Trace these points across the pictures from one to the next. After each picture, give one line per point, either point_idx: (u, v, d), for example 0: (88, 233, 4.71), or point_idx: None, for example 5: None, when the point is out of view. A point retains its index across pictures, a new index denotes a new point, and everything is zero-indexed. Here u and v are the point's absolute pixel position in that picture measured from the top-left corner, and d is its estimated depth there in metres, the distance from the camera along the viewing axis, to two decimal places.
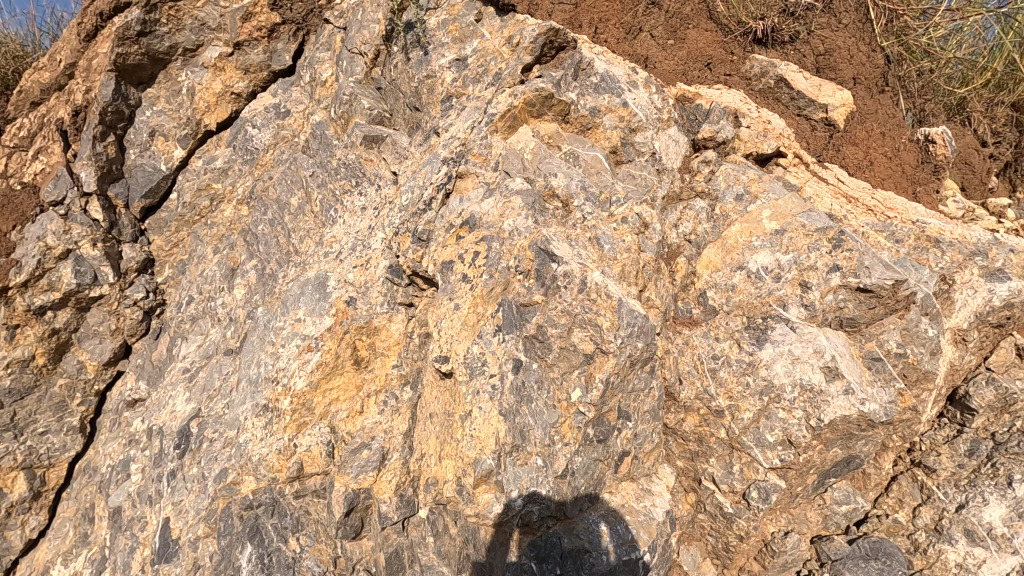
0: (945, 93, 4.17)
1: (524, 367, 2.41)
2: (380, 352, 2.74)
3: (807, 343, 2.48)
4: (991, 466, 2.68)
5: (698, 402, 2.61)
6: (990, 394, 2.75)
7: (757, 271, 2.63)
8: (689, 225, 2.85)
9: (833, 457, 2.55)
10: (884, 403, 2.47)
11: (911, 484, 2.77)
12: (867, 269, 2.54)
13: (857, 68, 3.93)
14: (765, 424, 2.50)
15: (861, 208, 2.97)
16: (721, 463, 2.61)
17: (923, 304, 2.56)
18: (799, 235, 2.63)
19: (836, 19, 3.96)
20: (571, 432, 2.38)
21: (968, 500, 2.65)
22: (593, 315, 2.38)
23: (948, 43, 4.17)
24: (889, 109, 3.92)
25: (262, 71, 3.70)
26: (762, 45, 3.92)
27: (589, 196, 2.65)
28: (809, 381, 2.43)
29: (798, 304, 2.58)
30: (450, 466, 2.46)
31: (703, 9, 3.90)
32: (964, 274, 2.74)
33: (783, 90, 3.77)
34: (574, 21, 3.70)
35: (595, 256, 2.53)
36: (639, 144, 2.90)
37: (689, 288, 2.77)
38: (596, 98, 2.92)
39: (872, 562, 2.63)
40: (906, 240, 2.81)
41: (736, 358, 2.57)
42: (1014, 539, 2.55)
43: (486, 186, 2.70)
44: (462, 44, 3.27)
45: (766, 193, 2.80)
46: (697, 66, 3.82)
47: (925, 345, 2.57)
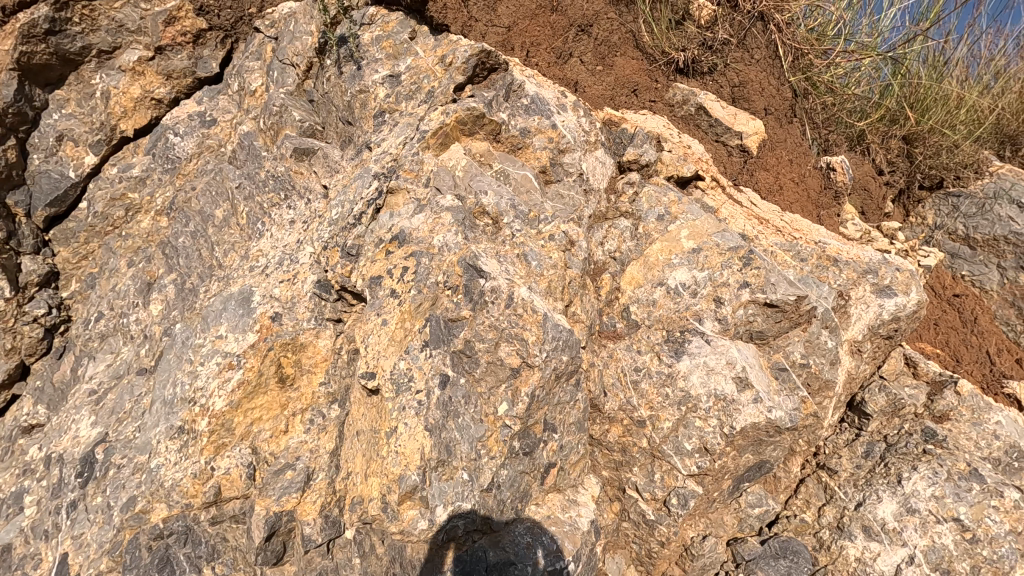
0: (847, 126, 4.62)
1: (452, 382, 2.42)
2: (306, 369, 2.66)
3: (720, 355, 2.65)
4: (884, 466, 2.94)
5: (621, 413, 2.70)
6: (882, 399, 3.05)
7: (676, 287, 2.78)
8: (614, 243, 2.97)
9: (745, 463, 2.70)
10: (789, 411, 2.65)
11: (816, 485, 2.99)
12: (773, 285, 2.74)
13: (768, 100, 4.26)
14: (683, 433, 2.62)
15: (771, 229, 3.21)
16: (643, 472, 2.71)
17: (823, 318, 2.80)
18: (713, 253, 2.82)
19: (749, 54, 4.28)
20: (497, 446, 2.40)
21: (864, 498, 2.87)
22: (519, 329, 2.43)
23: (849, 81, 4.56)
24: (797, 138, 4.29)
25: (185, 78, 3.56)
26: (683, 74, 4.19)
27: (518, 214, 2.73)
28: (722, 391, 2.59)
29: (712, 318, 2.74)
30: (375, 483, 2.40)
31: (630, 37, 4.11)
32: (858, 290, 3.00)
33: (702, 117, 4.02)
34: (506, 43, 3.79)
35: (523, 272, 2.60)
36: (567, 165, 3.03)
37: (613, 303, 2.87)
38: (526, 119, 3.03)
39: (781, 561, 2.81)
40: (809, 259, 3.07)
41: (656, 369, 2.69)
42: (904, 532, 2.76)
43: (417, 203, 2.72)
44: (396, 60, 3.29)
45: (684, 215, 2.98)
46: (625, 91, 4.01)
47: (824, 355, 2.81)
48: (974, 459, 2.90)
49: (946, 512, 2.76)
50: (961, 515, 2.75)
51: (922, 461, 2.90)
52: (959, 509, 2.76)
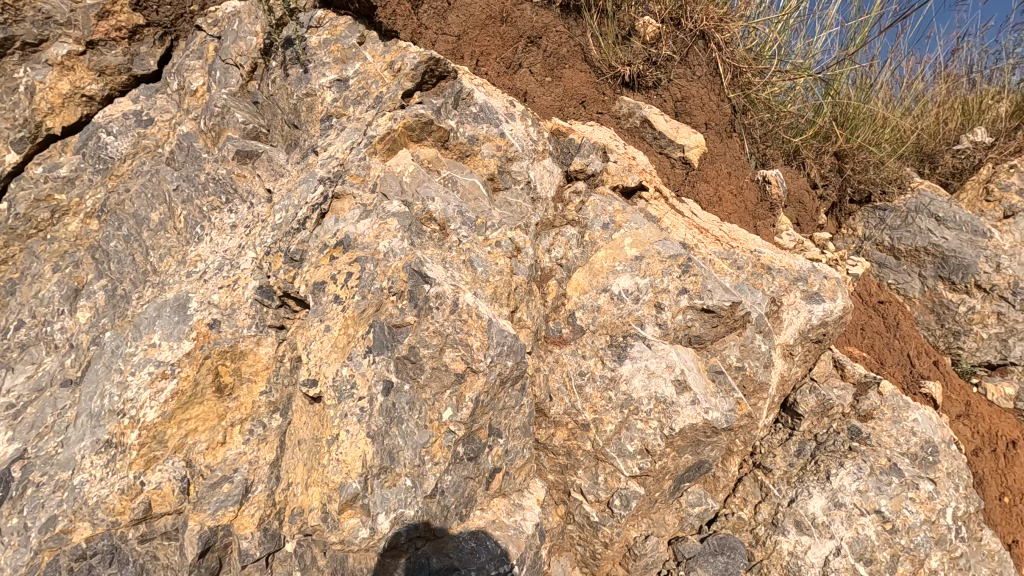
0: (783, 141, 4.88)
1: (395, 389, 2.39)
2: (247, 378, 2.59)
3: (661, 359, 2.74)
4: (814, 463, 3.10)
5: (566, 417, 2.74)
6: (812, 400, 3.25)
7: (619, 294, 2.86)
8: (561, 250, 3.04)
9: (684, 463, 2.79)
10: (725, 412, 2.76)
11: (752, 484, 3.12)
12: (710, 292, 2.85)
13: (709, 114, 4.46)
14: (626, 435, 2.69)
15: (710, 238, 3.36)
16: (588, 475, 2.75)
17: (756, 323, 2.93)
18: (654, 261, 2.92)
19: (691, 71, 4.47)
20: (441, 452, 2.40)
21: (797, 494, 3.01)
22: (464, 335, 2.44)
23: (787, 98, 4.82)
24: (735, 152, 4.51)
25: (120, 75, 3.39)
26: (629, 88, 4.34)
27: (465, 221, 2.74)
28: (662, 393, 2.68)
29: (654, 323, 2.83)
30: (316, 493, 2.35)
31: (578, 50, 4.22)
32: (789, 297, 3.17)
33: (647, 130, 4.18)
34: (456, 52, 3.82)
35: (468, 278, 2.62)
36: (515, 173, 3.07)
37: (559, 309, 2.93)
38: (475, 126, 3.06)
39: (720, 557, 2.90)
40: (745, 267, 3.22)
41: (600, 373, 2.75)
42: (831, 524, 2.92)
43: (363, 208, 2.71)
44: (344, 65, 3.26)
45: (628, 223, 3.08)
46: (573, 103, 4.11)
47: (759, 358, 2.93)
48: (894, 454, 3.10)
49: (869, 505, 2.94)
50: (882, 507, 2.93)
51: (848, 458, 3.07)
52: (880, 502, 2.94)
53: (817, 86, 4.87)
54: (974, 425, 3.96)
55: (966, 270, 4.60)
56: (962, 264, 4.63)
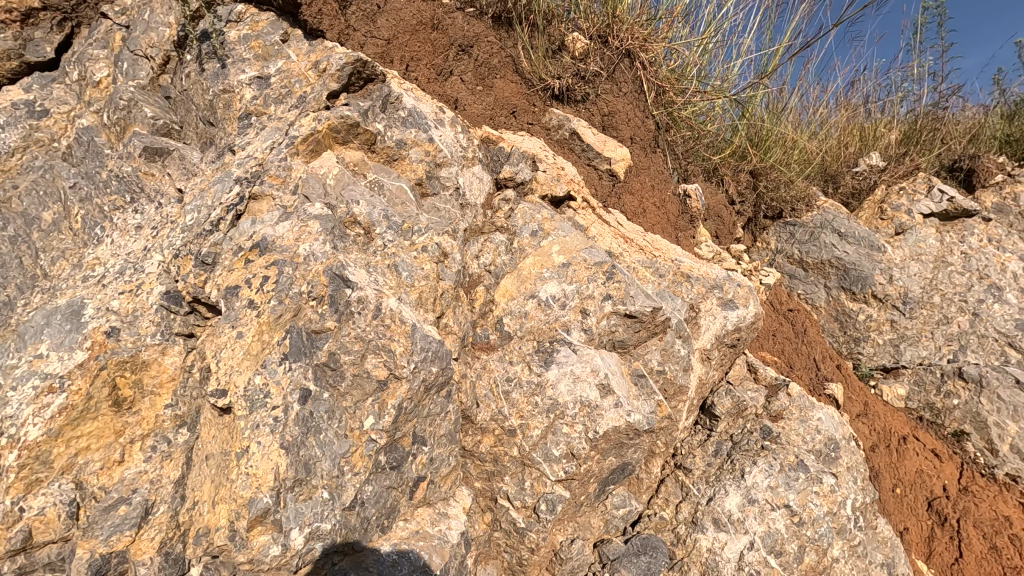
0: (703, 159, 5.20)
1: (313, 397, 2.29)
2: (149, 391, 2.39)
3: (586, 363, 2.79)
4: (730, 462, 3.25)
5: (493, 423, 2.73)
6: (728, 402, 3.42)
7: (547, 300, 2.90)
8: (489, 256, 3.05)
9: (609, 465, 2.85)
10: (647, 414, 2.84)
11: (674, 485, 3.22)
12: (632, 297, 2.95)
13: (634, 129, 4.65)
14: (552, 439, 2.71)
15: (635, 248, 3.50)
16: (514, 481, 2.74)
17: (676, 328, 3.06)
18: (581, 267, 2.99)
19: (617, 87, 4.64)
20: (361, 462, 2.32)
21: (714, 493, 3.14)
22: (387, 340, 2.38)
23: (707, 120, 5.19)
24: (658, 166, 4.73)
25: (9, 61, 3.03)
26: (558, 100, 4.45)
27: (391, 225, 2.69)
28: (587, 397, 2.73)
29: (579, 328, 2.89)
30: (222, 510, 2.19)
31: (509, 62, 4.29)
32: (706, 304, 3.34)
33: (575, 142, 4.31)
34: (385, 56, 3.77)
35: (393, 283, 2.57)
36: (444, 178, 3.06)
37: (487, 315, 2.93)
38: (403, 131, 3.04)
39: (642, 557, 2.96)
40: (667, 275, 3.37)
41: (526, 379, 2.77)
42: (746, 520, 3.04)
43: (282, 210, 2.60)
44: (266, 62, 3.14)
45: (556, 231, 3.14)
46: (504, 113, 4.16)
47: (678, 362, 3.06)
48: (801, 451, 3.31)
49: (779, 500, 3.11)
50: (790, 501, 3.11)
51: (760, 456, 3.24)
52: (788, 496, 3.12)
53: (733, 108, 5.17)
54: (871, 423, 4.30)
55: (864, 281, 5.02)
56: (861, 276, 5.04)
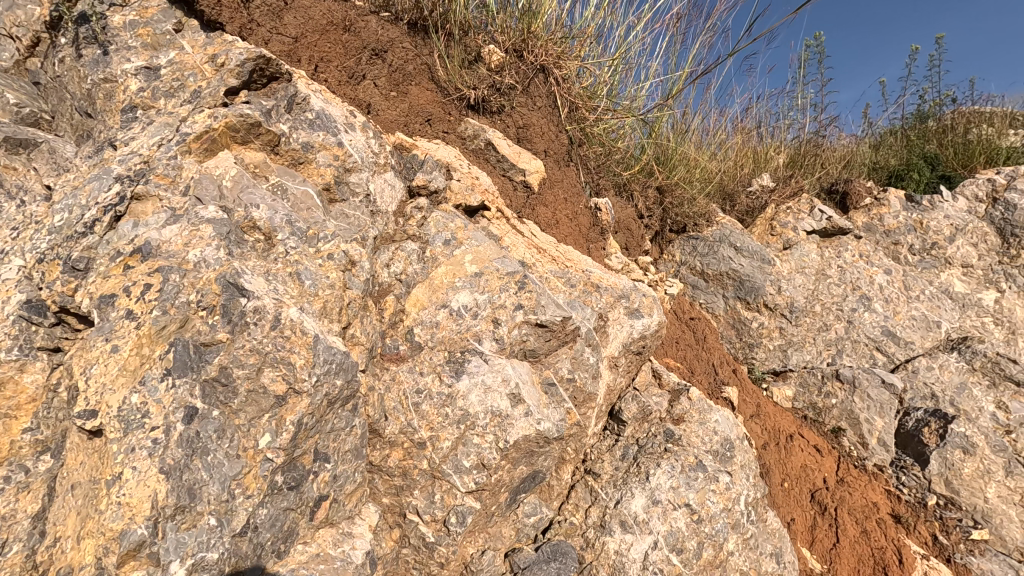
0: (615, 174, 5.44)
1: (201, 416, 2.11)
2: (2, 415, 2.06)
3: (497, 373, 2.80)
4: (636, 465, 3.38)
5: (402, 436, 2.66)
6: (633, 407, 3.57)
7: (458, 310, 2.89)
8: (400, 265, 2.98)
9: (519, 474, 2.86)
10: (556, 421, 2.90)
11: (583, 490, 3.31)
12: (543, 307, 3.00)
13: (547, 143, 4.78)
14: (462, 451, 2.68)
15: (548, 258, 3.61)
16: (424, 494, 2.68)
17: (586, 337, 3.15)
18: (493, 277, 3.00)
19: (531, 101, 4.77)
20: (256, 483, 2.17)
21: (621, 496, 3.24)
22: (287, 352, 2.26)
23: (620, 136, 5.41)
24: (571, 179, 4.88)
25: None
26: (474, 110, 4.47)
27: (294, 231, 2.56)
28: (497, 407, 2.73)
29: (491, 338, 2.90)
30: (89, 546, 1.96)
31: (425, 70, 4.26)
32: (614, 313, 3.47)
33: (491, 152, 4.34)
34: (292, 54, 3.60)
35: (294, 292, 2.44)
36: (354, 184, 2.99)
37: (397, 326, 2.86)
38: (310, 133, 2.92)
39: (552, 563, 2.96)
40: (577, 284, 3.49)
41: (437, 390, 2.72)
42: (650, 521, 3.17)
43: (170, 212, 2.40)
44: (155, 52, 2.91)
45: (469, 241, 3.13)
46: (418, 120, 4.10)
47: (587, 370, 3.15)
48: (700, 452, 3.50)
49: (680, 499, 3.27)
50: (690, 500, 3.28)
51: (663, 458, 3.40)
52: (688, 495, 3.29)
53: (641, 126, 5.45)
54: (763, 423, 4.65)
55: (757, 292, 5.43)
56: (754, 287, 5.45)
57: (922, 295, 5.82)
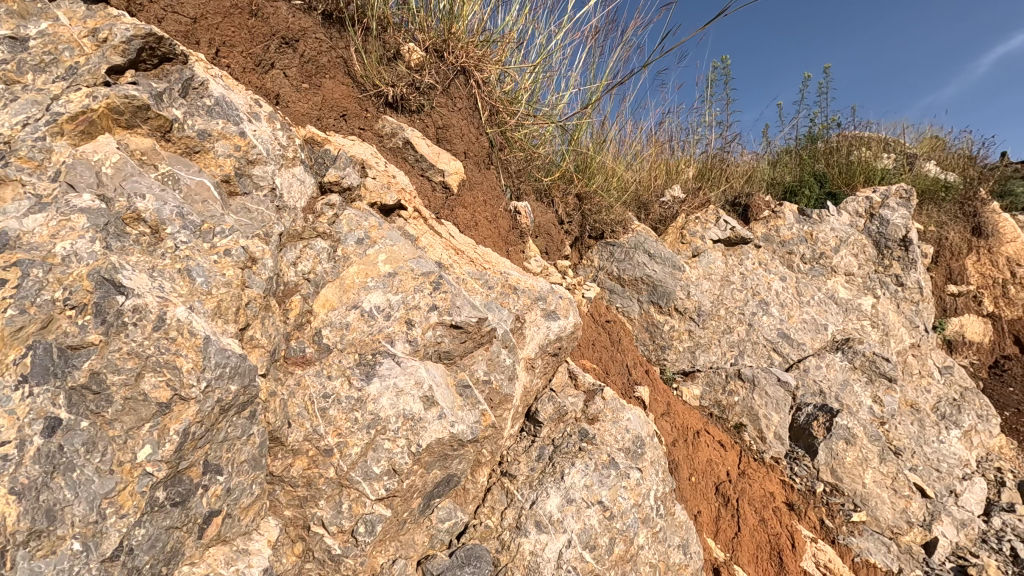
0: (536, 179, 5.53)
1: (66, 427, 1.86)
2: None
3: (409, 375, 2.72)
4: (551, 465, 3.41)
5: (306, 444, 2.52)
6: (550, 408, 3.62)
7: (370, 311, 2.79)
8: (308, 264, 2.83)
9: (433, 478, 2.79)
10: (470, 423, 2.86)
11: (500, 492, 3.28)
12: (458, 308, 2.97)
13: (468, 144, 4.77)
14: (372, 456, 2.58)
15: (465, 259, 3.60)
16: (330, 504, 2.55)
17: (502, 339, 3.16)
18: (407, 278, 2.93)
19: (451, 101, 4.73)
20: (131, 501, 1.95)
21: (537, 496, 3.25)
22: (172, 355, 2.08)
23: (543, 141, 5.42)
24: (491, 182, 4.89)
25: None
26: (392, 108, 4.37)
27: (186, 224, 2.36)
28: (410, 411, 2.66)
29: (404, 340, 2.81)
30: None
31: (340, 63, 4.11)
32: (531, 315, 3.50)
33: (409, 151, 4.25)
34: (190, 36, 3.35)
35: (183, 290, 2.25)
36: (257, 177, 2.81)
37: (303, 327, 2.71)
38: (207, 121, 2.71)
39: (465, 568, 2.92)
40: (495, 286, 3.50)
41: (346, 395, 2.61)
42: (564, 520, 3.21)
43: (34, 199, 2.11)
44: (23, 21, 2.51)
45: (383, 240, 3.04)
46: (332, 114, 3.95)
47: (504, 371, 3.14)
48: (613, 450, 3.60)
49: (593, 497, 3.34)
50: (603, 497, 3.36)
51: (578, 457, 3.46)
52: (601, 493, 3.37)
53: (561, 134, 5.53)
54: (672, 421, 4.86)
55: (669, 296, 5.70)
56: (666, 292, 5.71)
57: (812, 300, 6.37)
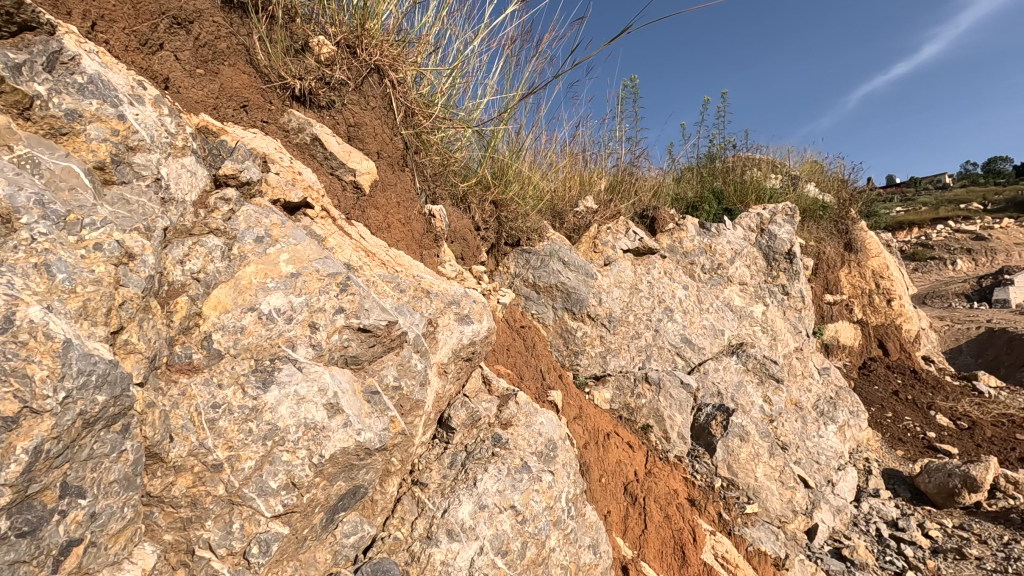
0: (451, 185, 5.47)
1: None
2: None
3: (312, 382, 2.57)
4: (464, 472, 3.35)
5: (191, 459, 2.29)
6: (462, 413, 3.57)
7: (269, 313, 2.60)
8: (198, 262, 2.58)
9: (337, 491, 2.64)
10: (378, 431, 2.74)
11: (410, 502, 3.15)
12: (366, 311, 2.84)
13: (381, 144, 4.63)
14: (268, 470, 2.40)
15: (376, 262, 3.46)
16: (219, 525, 2.33)
17: (413, 343, 3.08)
18: (312, 278, 2.76)
19: (364, 100, 4.58)
20: None
21: (449, 504, 3.17)
22: (22, 362, 1.81)
23: (460, 145, 5.37)
24: (405, 185, 4.78)
25: None
26: (299, 102, 4.14)
27: (48, 214, 2.06)
28: (311, 419, 2.50)
29: (307, 345, 2.65)
30: None
31: (241, 50, 3.85)
32: (444, 319, 3.43)
33: (317, 148, 4.04)
34: (59, 5, 3.00)
35: (40, 288, 1.97)
36: (139, 166, 2.54)
37: (191, 331, 2.47)
38: (77, 100, 2.41)
39: None
40: (407, 290, 3.40)
41: (239, 405, 2.41)
42: (476, 526, 3.16)
43: None
44: None
45: (286, 239, 2.86)
46: (231, 104, 3.67)
47: (415, 377, 3.05)
48: (525, 454, 3.60)
49: (506, 502, 3.32)
50: (515, 502, 3.34)
51: (491, 462, 3.42)
52: (514, 497, 3.35)
53: (477, 140, 5.50)
54: (584, 424, 4.94)
55: (582, 303, 5.84)
56: (579, 298, 5.85)
57: (711, 307, 6.81)
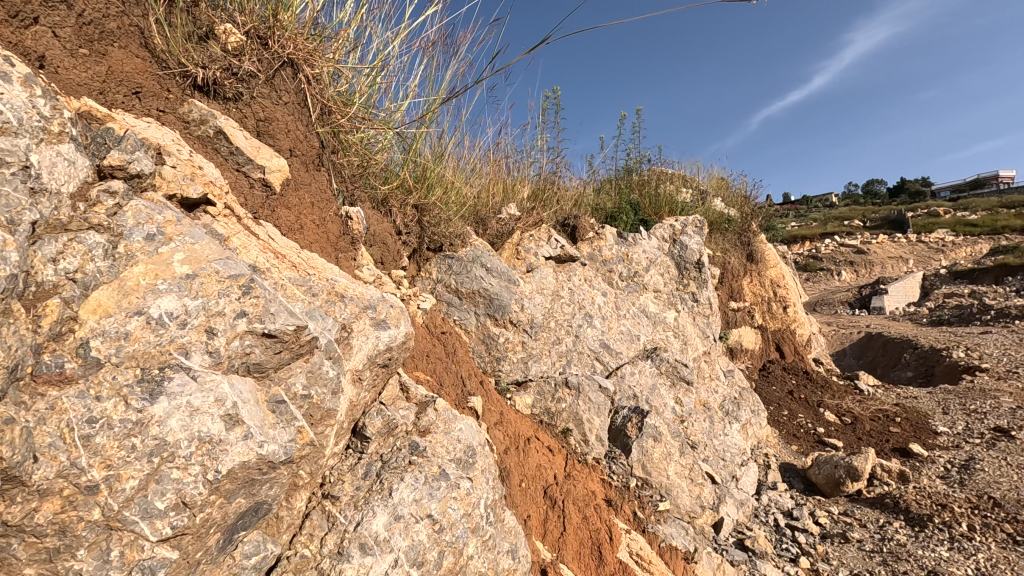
0: (371, 188, 5.30)
1: None
2: None
3: (208, 393, 2.37)
4: (379, 483, 3.23)
5: (60, 481, 2.04)
6: (378, 422, 3.45)
7: (159, 317, 2.38)
8: (74, 261, 2.31)
9: (236, 509, 2.45)
10: (284, 443, 2.57)
11: (320, 517, 2.99)
12: (272, 316, 2.68)
13: (294, 141, 4.40)
14: (154, 490, 2.19)
15: (286, 264, 3.28)
16: (93, 554, 2.09)
17: (324, 349, 2.94)
18: (210, 281, 2.58)
19: (275, 94, 4.34)
20: None
21: (362, 517, 3.04)
22: None
23: (381, 146, 5.21)
24: (321, 185, 4.58)
25: None
26: (201, 92, 3.85)
27: None
28: (206, 432, 2.31)
29: (202, 351, 2.45)
30: None
31: (134, 32, 3.54)
32: (358, 324, 3.30)
33: (222, 142, 3.78)
34: None
35: None
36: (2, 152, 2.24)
37: (64, 338, 2.20)
38: None
39: None
40: (320, 294, 3.26)
41: (120, 418, 2.18)
42: (391, 538, 3.05)
43: None
44: None
45: (181, 237, 2.64)
46: (120, 89, 3.35)
47: (326, 385, 2.92)
48: (444, 461, 3.53)
49: (422, 511, 3.23)
50: (432, 510, 3.27)
51: (407, 471, 3.32)
52: (431, 506, 3.28)
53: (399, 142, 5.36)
54: (505, 429, 4.94)
55: (504, 309, 5.87)
56: (502, 304, 5.87)
57: (628, 313, 7.07)
